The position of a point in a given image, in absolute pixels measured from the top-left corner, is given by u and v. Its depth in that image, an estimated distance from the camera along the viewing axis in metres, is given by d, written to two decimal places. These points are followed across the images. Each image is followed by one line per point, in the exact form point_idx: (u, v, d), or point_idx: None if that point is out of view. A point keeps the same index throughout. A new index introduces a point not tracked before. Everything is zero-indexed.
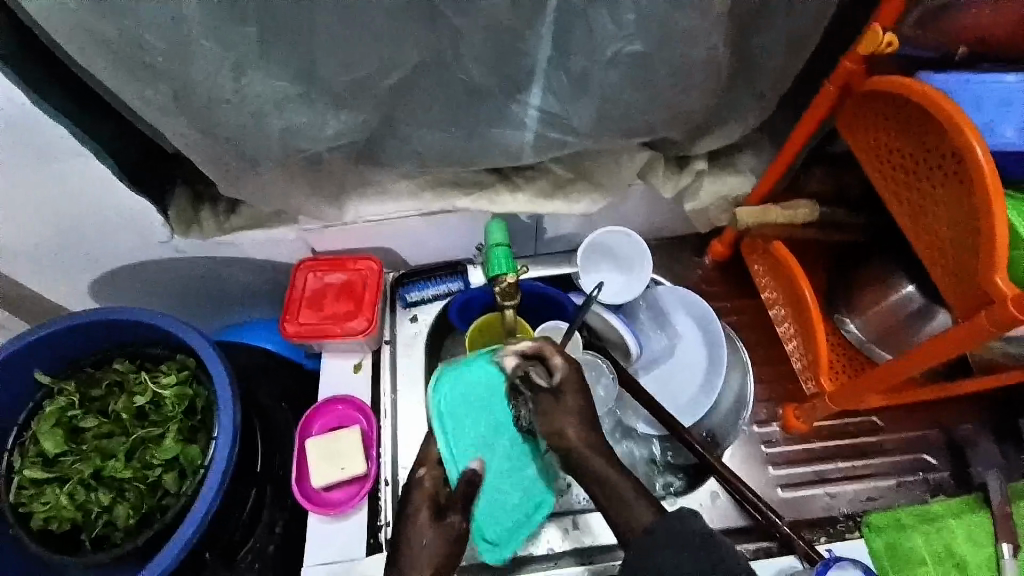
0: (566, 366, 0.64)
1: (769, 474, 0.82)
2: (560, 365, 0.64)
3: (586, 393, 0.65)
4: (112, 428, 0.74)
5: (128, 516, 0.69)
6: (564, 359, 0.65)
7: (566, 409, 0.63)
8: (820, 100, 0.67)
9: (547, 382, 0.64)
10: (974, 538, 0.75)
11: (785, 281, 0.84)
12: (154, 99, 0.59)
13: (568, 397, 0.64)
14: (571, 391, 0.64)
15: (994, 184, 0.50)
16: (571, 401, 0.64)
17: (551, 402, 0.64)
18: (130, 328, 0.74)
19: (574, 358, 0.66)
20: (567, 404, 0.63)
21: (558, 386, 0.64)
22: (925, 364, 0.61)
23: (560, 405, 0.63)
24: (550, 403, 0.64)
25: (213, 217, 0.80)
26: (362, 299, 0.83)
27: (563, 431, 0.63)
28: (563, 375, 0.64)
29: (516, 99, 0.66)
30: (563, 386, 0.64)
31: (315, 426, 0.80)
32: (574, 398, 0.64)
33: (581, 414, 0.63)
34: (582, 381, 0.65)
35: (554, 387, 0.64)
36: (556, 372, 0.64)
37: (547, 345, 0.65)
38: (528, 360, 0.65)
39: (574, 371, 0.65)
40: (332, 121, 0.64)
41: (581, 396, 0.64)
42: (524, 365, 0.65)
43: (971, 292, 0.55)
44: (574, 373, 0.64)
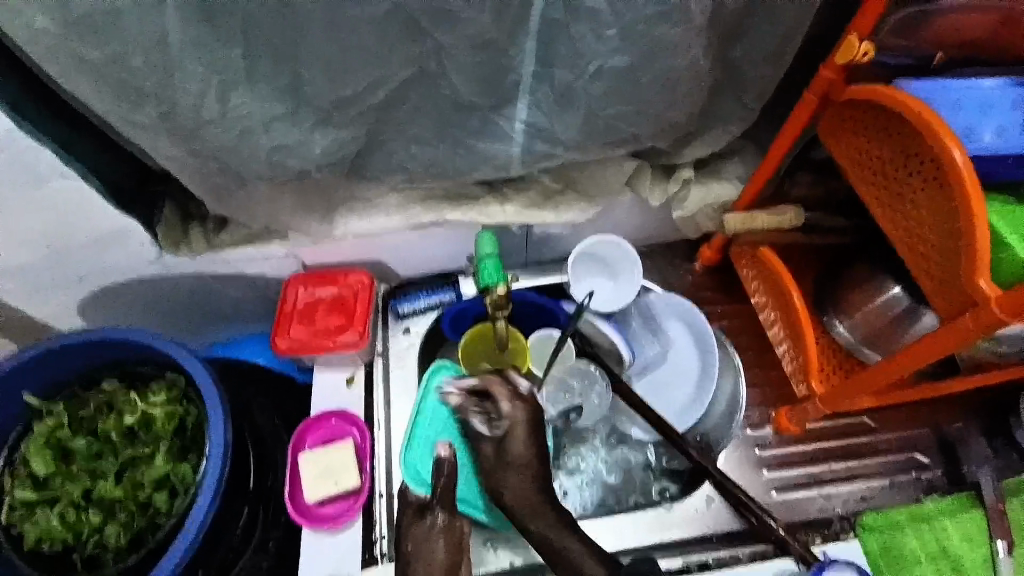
0: (514, 407, 0.69)
1: (764, 476, 0.83)
2: (506, 409, 0.69)
3: (537, 437, 0.69)
4: (102, 447, 0.73)
5: (119, 535, 0.68)
6: (512, 404, 0.70)
7: (512, 456, 0.68)
8: (801, 108, 0.68)
9: (493, 427, 0.70)
10: (969, 538, 0.76)
11: (773, 284, 0.84)
12: (140, 122, 0.59)
13: (516, 442, 0.68)
14: (518, 437, 0.68)
15: (974, 189, 0.51)
16: (516, 446, 0.68)
17: (498, 447, 0.69)
18: (118, 347, 0.73)
19: (524, 398, 0.70)
20: (511, 451, 0.67)
21: (504, 431, 0.68)
22: (909, 366, 0.61)
23: (505, 453, 0.68)
24: (496, 449, 0.69)
25: (202, 234, 0.80)
26: (354, 313, 0.82)
27: (517, 474, 0.67)
28: (510, 419, 0.69)
29: (502, 113, 0.66)
30: (509, 430, 0.68)
31: (306, 441, 0.79)
32: (518, 444, 0.68)
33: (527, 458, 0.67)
34: (532, 423, 0.69)
35: (499, 432, 0.69)
36: (504, 419, 0.69)
37: (498, 385, 0.71)
38: (472, 402, 0.72)
39: (521, 414, 0.69)
40: (320, 140, 0.64)
41: (529, 441, 0.68)
42: (469, 407, 0.71)
43: (955, 294, 0.56)
44: (522, 417, 0.69)
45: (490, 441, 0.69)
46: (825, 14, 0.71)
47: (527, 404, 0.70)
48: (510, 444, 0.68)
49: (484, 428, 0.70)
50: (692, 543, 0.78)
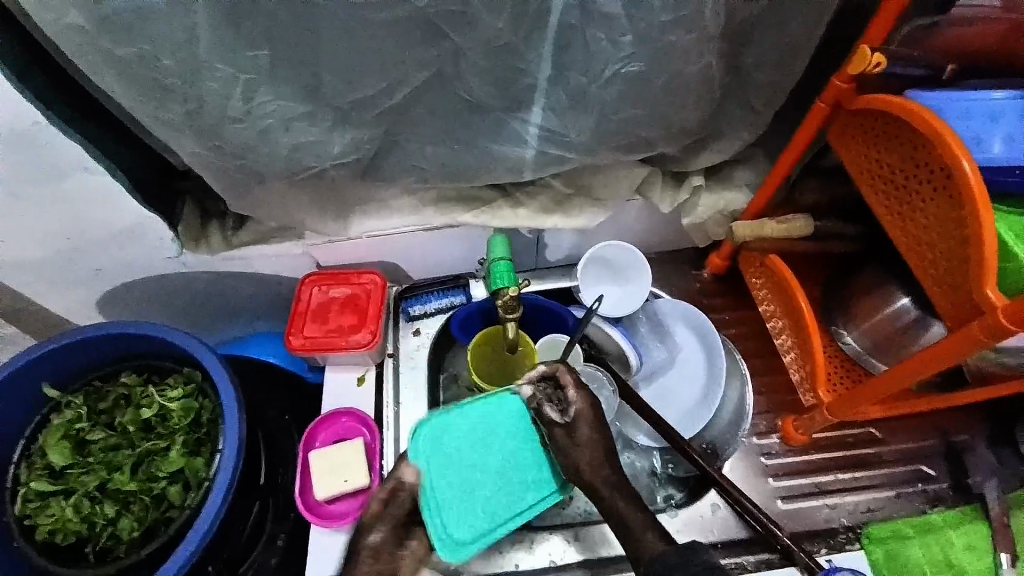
0: (581, 395, 0.71)
1: (770, 485, 0.83)
2: (573, 397, 0.70)
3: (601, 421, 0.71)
4: (118, 440, 0.74)
5: (132, 529, 0.69)
6: (580, 396, 0.70)
7: (580, 441, 0.69)
8: (812, 117, 0.69)
9: (562, 413, 0.70)
10: (974, 548, 0.75)
11: (781, 293, 0.85)
12: (167, 119, 0.61)
13: (583, 426, 0.70)
14: (585, 423, 0.70)
15: (982, 198, 0.52)
16: (585, 428, 0.70)
17: (566, 430, 0.70)
18: (138, 340, 0.75)
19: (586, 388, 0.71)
20: (580, 434, 0.69)
21: (572, 418, 0.70)
22: (915, 372, 0.62)
23: (574, 436, 0.69)
24: (567, 433, 0.70)
25: (220, 232, 0.82)
26: (366, 313, 0.84)
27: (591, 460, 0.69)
28: (576, 409, 0.70)
29: (516, 116, 0.68)
30: (578, 416, 0.70)
31: (318, 439, 0.81)
32: (586, 429, 0.70)
33: (595, 442, 0.69)
34: (595, 408, 0.71)
35: (568, 418, 0.70)
36: (571, 407, 0.70)
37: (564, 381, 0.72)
38: (546, 392, 0.72)
39: (586, 403, 0.70)
40: (338, 139, 0.66)
41: (596, 425, 0.70)
42: (540, 395, 0.71)
43: (962, 301, 0.56)
44: (585, 406, 0.70)
45: (560, 426, 0.70)
46: (834, 25, 0.73)
47: (589, 395, 0.71)
48: (579, 428, 0.69)
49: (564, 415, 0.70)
50: (698, 551, 0.78)
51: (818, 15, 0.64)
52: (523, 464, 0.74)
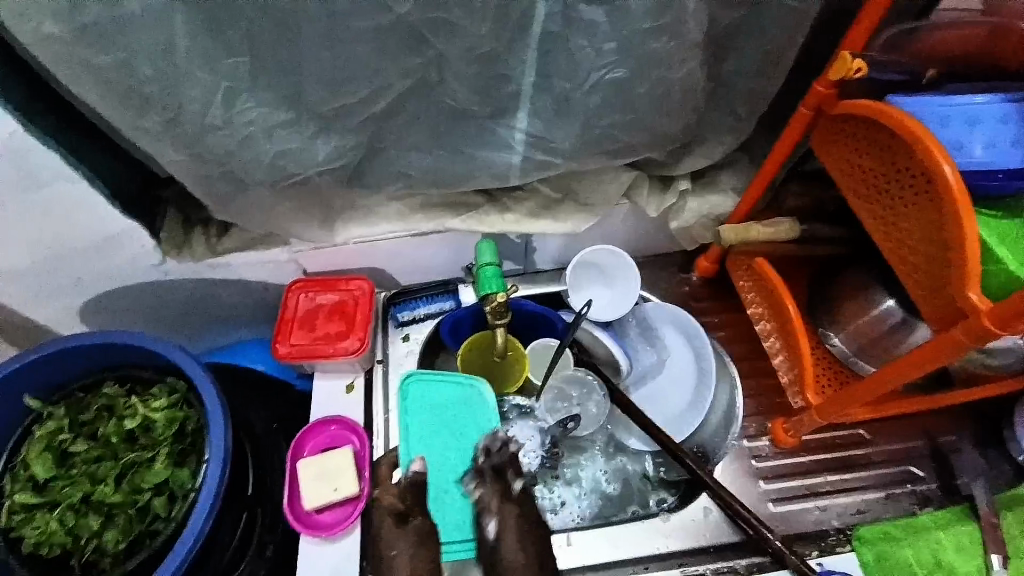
0: (506, 511, 0.70)
1: (760, 488, 0.82)
2: (496, 505, 0.70)
3: (532, 540, 0.69)
4: (101, 452, 0.73)
5: (117, 541, 0.68)
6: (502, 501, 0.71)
7: None
8: (794, 124, 0.70)
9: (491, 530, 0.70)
10: (963, 549, 0.76)
11: (768, 296, 0.86)
12: (147, 128, 0.60)
13: (508, 540, 0.68)
14: (512, 534, 0.68)
15: (962, 201, 0.52)
16: (509, 549, 0.67)
17: (491, 546, 0.69)
18: (122, 350, 0.74)
19: (515, 497, 0.71)
20: (503, 556, 0.67)
21: (496, 534, 0.69)
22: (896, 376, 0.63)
23: (498, 547, 0.68)
24: (491, 553, 0.69)
25: (205, 240, 0.82)
26: (354, 320, 0.83)
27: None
28: (501, 518, 0.70)
29: (502, 122, 0.68)
30: (502, 535, 0.69)
31: (306, 447, 0.80)
32: (511, 550, 0.67)
33: (519, 557, 0.67)
34: (523, 515, 0.70)
35: (496, 530, 0.69)
36: (497, 514, 0.70)
37: (496, 498, 0.71)
38: (487, 497, 0.72)
39: (512, 512, 0.70)
40: (322, 146, 0.66)
41: (519, 543, 0.68)
42: (484, 499, 0.72)
43: (945, 304, 0.57)
44: (513, 519, 0.70)
45: (484, 540, 0.70)
46: (816, 30, 0.73)
47: (518, 504, 0.71)
48: (500, 550, 0.68)
49: (489, 532, 0.70)
50: (691, 556, 0.78)
51: (799, 20, 0.65)
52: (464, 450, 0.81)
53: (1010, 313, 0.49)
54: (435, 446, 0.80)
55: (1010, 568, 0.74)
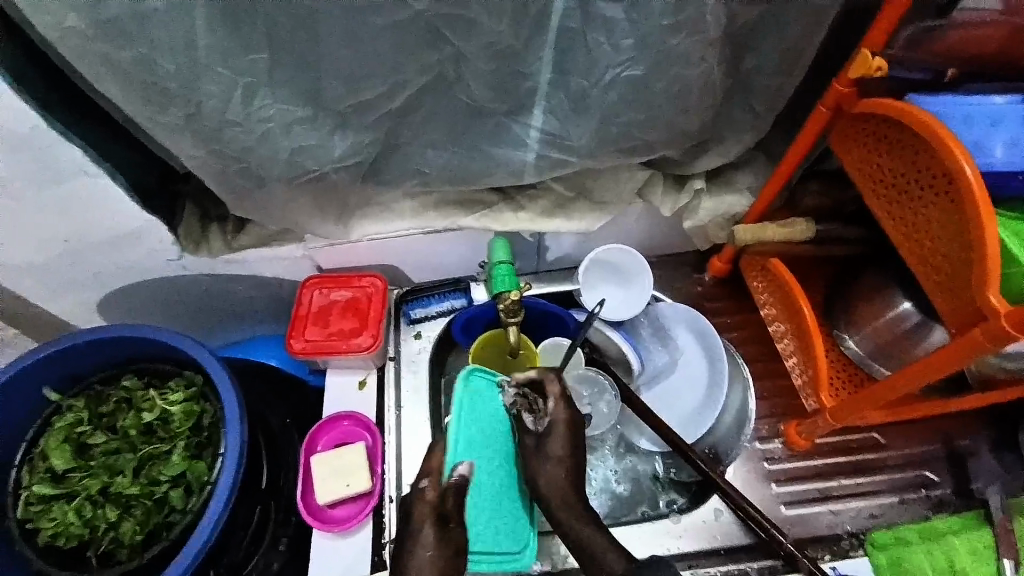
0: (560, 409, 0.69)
1: (772, 490, 0.82)
2: (550, 407, 0.69)
3: (576, 439, 0.69)
4: (120, 444, 0.74)
5: (134, 532, 0.69)
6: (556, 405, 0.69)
7: None
8: (813, 122, 0.69)
9: (536, 421, 0.70)
10: (977, 553, 0.74)
11: (783, 297, 0.85)
12: (168, 123, 0.61)
13: (554, 441, 0.68)
14: (558, 434, 0.68)
15: (984, 202, 0.51)
16: (554, 442, 0.68)
17: (538, 439, 0.69)
18: (141, 343, 0.75)
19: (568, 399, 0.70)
20: (549, 447, 0.68)
21: (543, 428, 0.69)
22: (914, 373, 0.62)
23: (544, 447, 0.69)
24: (537, 442, 0.69)
25: (221, 235, 0.82)
26: (367, 316, 0.84)
27: (550, 474, 0.68)
28: (550, 420, 0.69)
29: (517, 119, 0.68)
30: (550, 427, 0.69)
31: (319, 443, 0.81)
32: (556, 447, 0.68)
33: (563, 459, 0.68)
34: (571, 423, 0.69)
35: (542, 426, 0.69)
36: (545, 416, 0.70)
37: (548, 398, 0.70)
38: (528, 400, 0.71)
39: (564, 414, 0.69)
40: (338, 143, 0.66)
41: (567, 442, 0.68)
42: (521, 403, 0.71)
43: (965, 307, 0.56)
44: (564, 422, 0.69)
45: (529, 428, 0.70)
46: (834, 29, 0.73)
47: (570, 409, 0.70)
48: (546, 443, 0.68)
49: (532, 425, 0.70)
50: (702, 558, 0.78)
51: (819, 19, 0.64)
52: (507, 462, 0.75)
53: None
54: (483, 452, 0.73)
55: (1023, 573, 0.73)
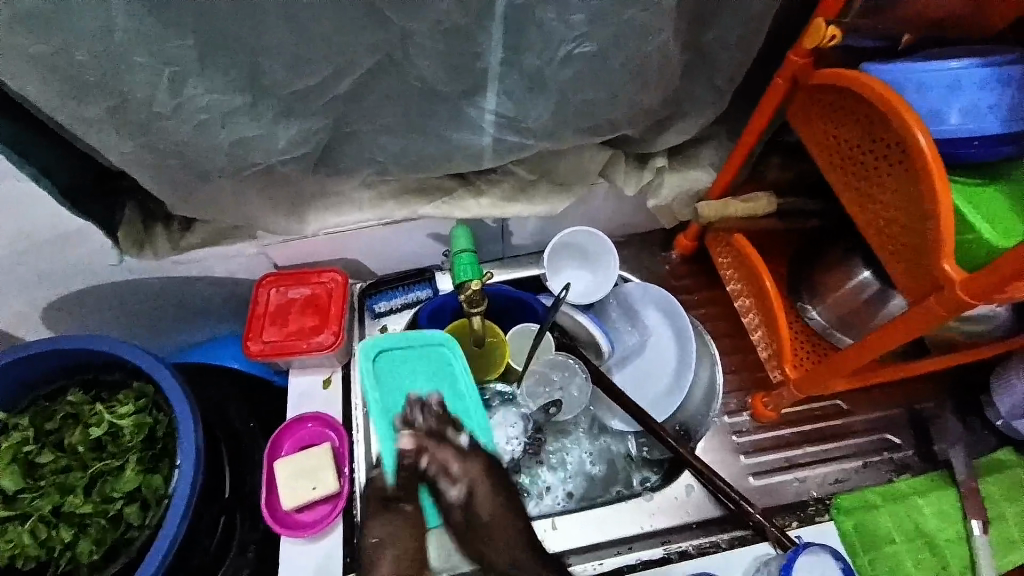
0: (470, 462, 0.71)
1: (742, 462, 0.82)
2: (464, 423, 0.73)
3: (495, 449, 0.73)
4: (70, 461, 0.70)
5: (91, 552, 0.64)
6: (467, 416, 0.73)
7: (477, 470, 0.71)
8: (772, 94, 0.68)
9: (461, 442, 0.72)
10: (942, 516, 0.76)
11: (747, 271, 0.85)
12: (90, 117, 0.56)
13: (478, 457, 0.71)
14: (481, 452, 0.72)
15: (938, 170, 0.49)
16: (483, 504, 0.69)
17: (464, 460, 0.71)
18: (82, 355, 0.70)
19: (472, 451, 0.72)
20: (476, 466, 0.71)
21: (468, 445, 0.72)
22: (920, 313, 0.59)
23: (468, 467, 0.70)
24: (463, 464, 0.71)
25: (167, 235, 0.78)
26: (328, 312, 0.81)
27: (479, 490, 0.69)
28: (469, 433, 0.72)
29: (472, 102, 0.65)
30: (472, 440, 0.72)
31: (284, 446, 0.78)
32: (479, 459, 0.71)
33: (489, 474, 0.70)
34: (489, 431, 0.73)
35: (463, 495, 0.69)
36: (465, 431, 0.73)
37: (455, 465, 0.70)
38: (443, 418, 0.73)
39: (477, 468, 0.71)
40: (283, 132, 0.62)
41: (492, 456, 0.72)
42: (437, 470, 0.70)
43: (922, 277, 0.54)
44: (479, 472, 0.71)
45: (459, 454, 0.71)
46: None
47: (478, 458, 0.72)
48: (475, 505, 0.69)
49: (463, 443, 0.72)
50: (672, 533, 0.78)
51: None
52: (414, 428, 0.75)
53: (988, 283, 0.46)
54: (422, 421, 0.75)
55: (989, 532, 0.76)
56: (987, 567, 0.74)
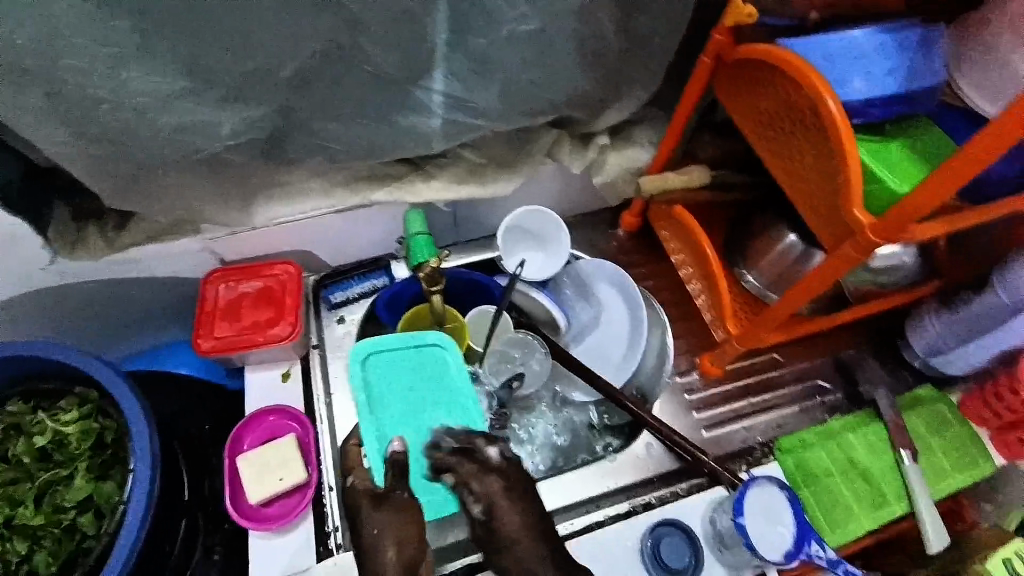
0: (489, 480, 0.65)
1: (694, 417, 0.89)
2: (478, 485, 0.64)
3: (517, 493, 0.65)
4: (14, 474, 0.66)
5: (48, 563, 0.61)
6: (484, 474, 0.65)
7: (504, 531, 0.62)
8: (699, 72, 0.73)
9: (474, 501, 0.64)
10: (872, 448, 0.83)
11: (688, 241, 0.91)
12: (19, 105, 0.53)
13: (503, 515, 0.63)
14: (506, 507, 0.63)
15: (846, 128, 0.56)
16: (505, 517, 0.63)
17: (485, 523, 0.63)
18: (16, 365, 0.65)
19: (496, 467, 0.65)
20: (501, 526, 0.63)
21: (484, 509, 0.63)
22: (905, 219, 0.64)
23: (493, 525, 0.63)
24: (484, 528, 0.63)
25: (101, 234, 0.73)
26: (283, 304, 0.79)
27: (512, 545, 0.62)
28: (485, 494, 0.64)
29: (420, 85, 0.65)
30: (490, 502, 0.64)
31: (245, 441, 0.76)
32: (506, 518, 0.63)
33: (522, 532, 0.62)
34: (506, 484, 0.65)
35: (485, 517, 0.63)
36: (478, 490, 0.64)
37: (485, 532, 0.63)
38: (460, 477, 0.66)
39: (496, 484, 0.64)
40: (227, 118, 0.60)
41: (514, 510, 0.63)
42: (461, 485, 0.65)
43: (836, 227, 0.61)
44: (499, 488, 0.64)
45: (481, 523, 0.64)
46: None
47: (500, 474, 0.65)
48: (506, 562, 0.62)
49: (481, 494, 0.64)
50: (637, 487, 0.83)
51: None
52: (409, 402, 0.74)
53: (894, 223, 0.53)
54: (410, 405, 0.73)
55: (918, 460, 0.81)
56: (919, 491, 0.79)
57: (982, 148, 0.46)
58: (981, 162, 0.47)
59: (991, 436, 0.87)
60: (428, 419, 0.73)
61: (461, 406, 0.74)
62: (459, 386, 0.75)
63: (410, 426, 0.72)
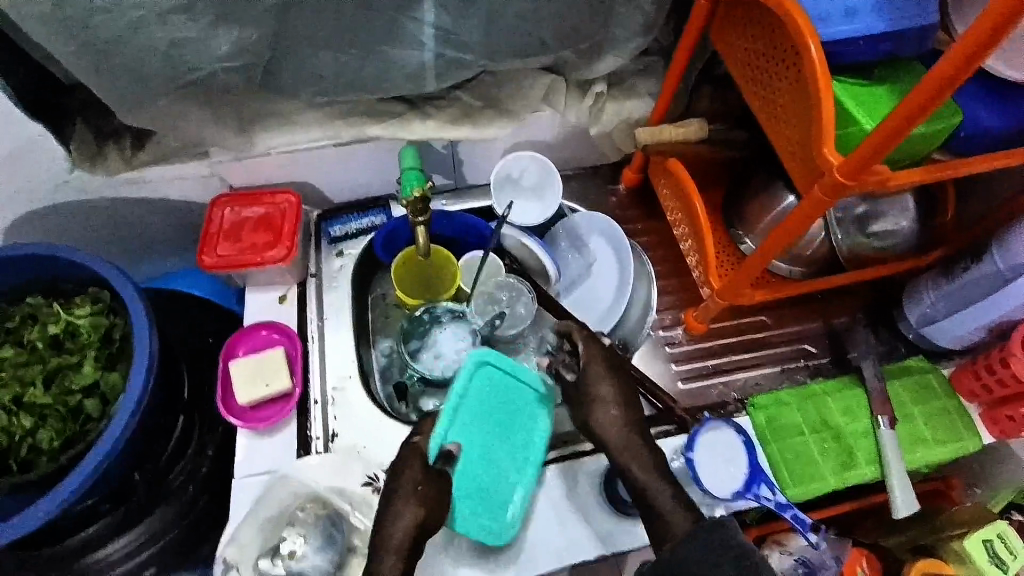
0: (588, 346, 0.78)
1: (672, 369, 0.90)
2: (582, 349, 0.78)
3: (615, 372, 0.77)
4: (28, 358, 0.73)
5: (52, 439, 0.69)
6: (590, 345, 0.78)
7: (595, 389, 0.76)
8: (695, 15, 0.72)
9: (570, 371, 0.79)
10: (849, 411, 0.82)
11: (681, 196, 0.89)
12: (29, 9, 0.58)
13: (598, 382, 0.76)
14: (603, 378, 0.76)
15: (821, 66, 0.54)
16: (599, 384, 0.76)
17: (573, 386, 0.77)
18: (35, 262, 0.72)
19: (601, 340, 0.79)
20: (593, 388, 0.76)
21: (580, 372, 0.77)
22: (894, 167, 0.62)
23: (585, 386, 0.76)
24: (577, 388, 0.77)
25: (119, 154, 0.78)
26: (281, 230, 0.84)
27: (598, 404, 0.75)
28: (586, 358, 0.78)
29: (408, 15, 0.68)
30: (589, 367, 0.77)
31: (240, 351, 0.82)
32: (601, 383, 0.76)
33: (612, 398, 0.75)
34: (606, 358, 0.78)
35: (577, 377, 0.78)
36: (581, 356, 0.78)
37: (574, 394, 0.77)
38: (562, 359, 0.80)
39: (598, 352, 0.78)
40: (223, 38, 0.64)
41: (612, 378, 0.76)
42: (558, 361, 0.80)
43: (809, 172, 0.59)
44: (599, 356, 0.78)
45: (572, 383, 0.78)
46: None
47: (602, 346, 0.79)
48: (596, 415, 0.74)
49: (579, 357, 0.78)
50: None
51: None
52: (484, 424, 0.79)
53: (859, 163, 0.52)
54: (483, 424, 0.79)
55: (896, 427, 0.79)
56: (892, 456, 0.78)
57: (937, 78, 0.45)
58: (940, 94, 0.46)
59: (981, 412, 0.84)
60: (489, 444, 0.78)
61: (522, 449, 0.79)
62: (528, 441, 0.80)
63: (470, 442, 0.78)
